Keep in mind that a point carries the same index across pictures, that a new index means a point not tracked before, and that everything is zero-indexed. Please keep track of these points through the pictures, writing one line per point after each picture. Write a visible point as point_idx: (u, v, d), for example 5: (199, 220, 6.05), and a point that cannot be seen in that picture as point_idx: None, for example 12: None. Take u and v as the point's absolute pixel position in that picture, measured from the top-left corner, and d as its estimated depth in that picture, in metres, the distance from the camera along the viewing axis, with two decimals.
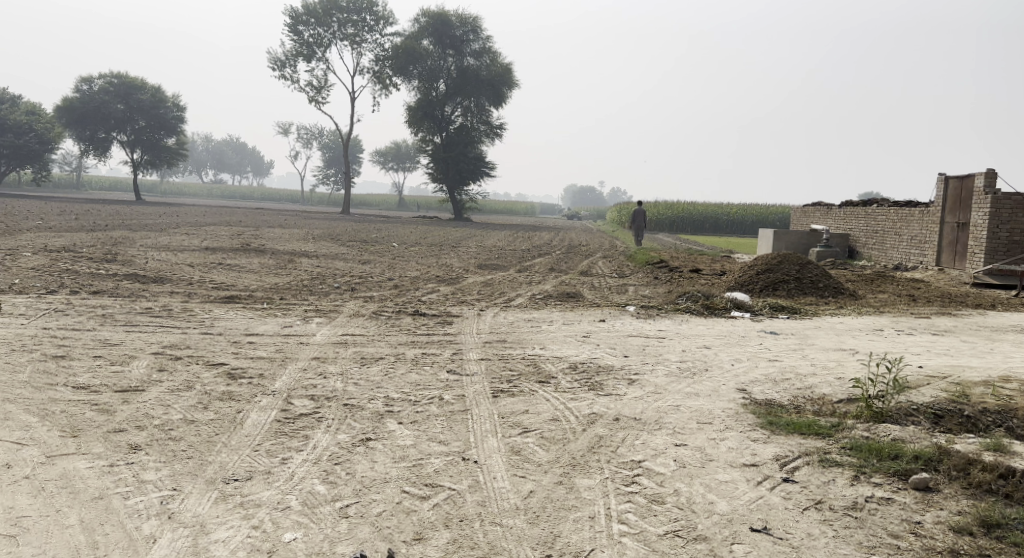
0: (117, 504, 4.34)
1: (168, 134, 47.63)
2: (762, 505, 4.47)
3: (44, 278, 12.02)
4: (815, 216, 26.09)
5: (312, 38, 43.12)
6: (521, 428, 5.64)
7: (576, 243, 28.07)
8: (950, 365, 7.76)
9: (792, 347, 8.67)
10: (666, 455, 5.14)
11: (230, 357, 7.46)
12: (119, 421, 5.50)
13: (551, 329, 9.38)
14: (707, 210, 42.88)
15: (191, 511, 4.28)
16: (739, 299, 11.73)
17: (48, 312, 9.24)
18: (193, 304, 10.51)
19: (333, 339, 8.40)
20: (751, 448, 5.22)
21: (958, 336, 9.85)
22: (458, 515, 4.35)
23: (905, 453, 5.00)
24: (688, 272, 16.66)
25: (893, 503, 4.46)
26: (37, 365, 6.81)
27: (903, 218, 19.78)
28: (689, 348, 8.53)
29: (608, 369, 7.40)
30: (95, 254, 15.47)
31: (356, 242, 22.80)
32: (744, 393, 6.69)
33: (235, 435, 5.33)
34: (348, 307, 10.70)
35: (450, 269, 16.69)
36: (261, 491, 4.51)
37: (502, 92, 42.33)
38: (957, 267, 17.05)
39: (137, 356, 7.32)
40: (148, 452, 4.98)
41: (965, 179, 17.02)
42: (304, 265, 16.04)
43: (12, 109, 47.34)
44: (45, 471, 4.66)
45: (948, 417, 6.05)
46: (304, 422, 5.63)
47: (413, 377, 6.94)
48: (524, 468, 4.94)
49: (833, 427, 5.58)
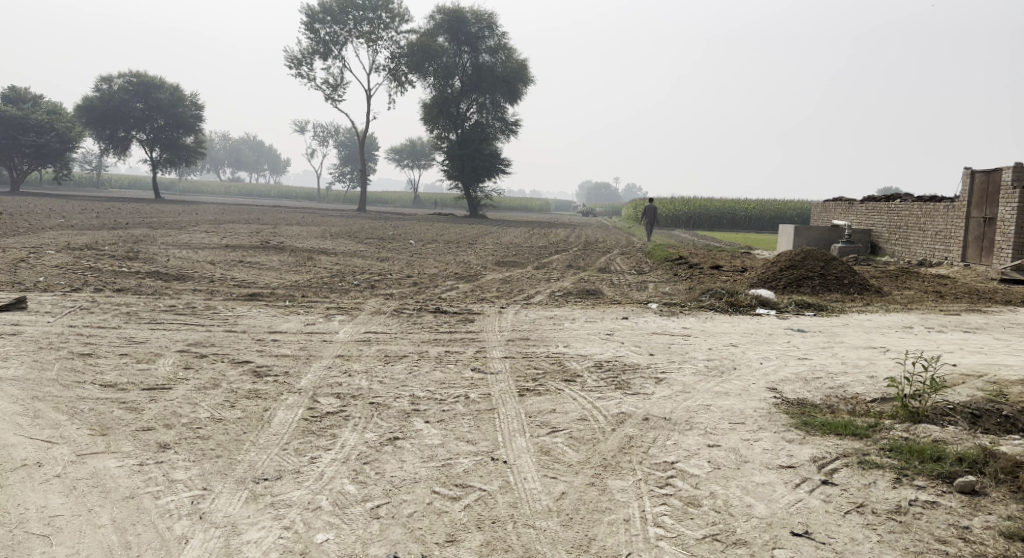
0: (148, 503, 4.31)
1: (185, 133, 47.85)
2: (802, 508, 4.37)
3: (68, 276, 12.04)
4: (836, 211, 25.79)
5: (329, 35, 43.30)
6: (550, 428, 5.56)
7: (594, 239, 27.92)
8: (985, 363, 7.60)
9: (821, 345, 8.54)
10: (700, 456, 5.04)
11: (255, 355, 7.43)
12: (147, 420, 5.47)
13: (574, 326, 9.30)
14: (724, 207, 42.57)
15: (223, 512, 4.24)
16: (764, 295, 11.58)
17: (74, 309, 9.27)
18: (215, 301, 10.53)
19: (356, 337, 8.35)
20: (787, 449, 5.12)
21: (991, 334, 9.65)
22: (491, 517, 4.28)
23: (947, 455, 4.88)
24: (709, 269, 16.47)
25: (938, 506, 4.35)
26: (65, 364, 6.82)
27: (927, 213, 19.48)
28: (716, 346, 8.41)
29: (634, 367, 7.31)
30: (117, 252, 15.56)
31: (374, 238, 22.81)
32: (775, 392, 6.58)
33: (263, 433, 5.30)
34: (369, 304, 10.66)
35: (468, 266, 16.59)
36: (291, 491, 4.48)
37: (517, 88, 42.27)
38: (984, 262, 16.77)
39: (163, 354, 7.31)
40: (176, 450, 4.96)
41: (993, 172, 16.72)
42: (322, 262, 16.04)
43: (33, 109, 47.71)
44: (75, 470, 4.65)
45: (987, 416, 5.91)
46: (331, 421, 5.58)
47: (437, 375, 6.89)
48: (554, 468, 4.87)
49: (869, 428, 5.47)
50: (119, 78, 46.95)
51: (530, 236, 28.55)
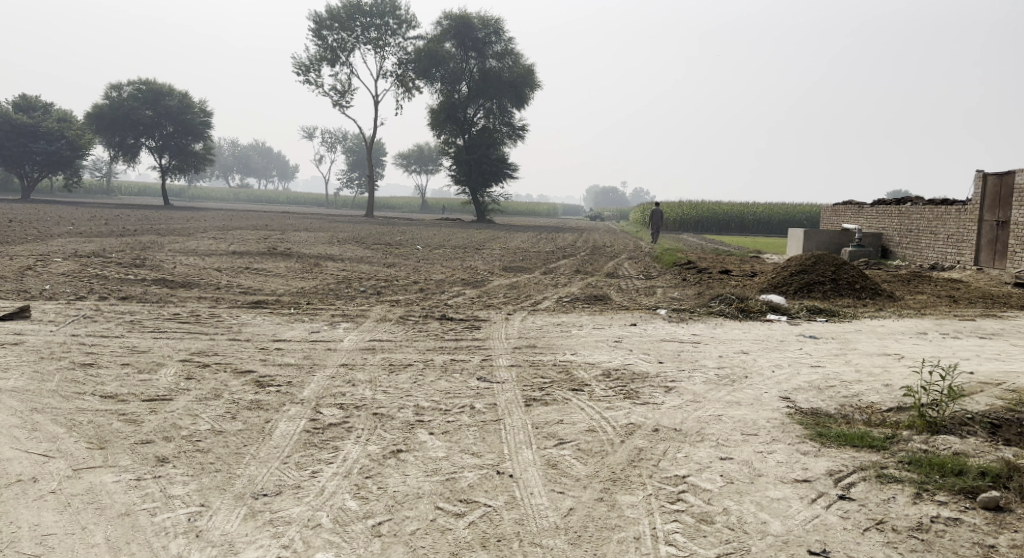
0: (143, 521, 4.20)
1: (195, 139, 48.03)
2: (820, 525, 4.22)
3: (74, 285, 11.96)
4: (846, 215, 25.59)
5: (336, 42, 43.35)
6: (557, 440, 5.43)
7: (602, 243, 27.82)
8: (1004, 371, 7.42)
9: (834, 352, 8.38)
10: (712, 470, 4.89)
11: (259, 364, 7.33)
12: (146, 433, 5.36)
13: (582, 334, 9.15)
14: (732, 210, 42.40)
15: (220, 530, 4.13)
16: (774, 301, 11.40)
17: (77, 318, 9.19)
18: (220, 309, 10.41)
19: (361, 345, 8.23)
20: (803, 462, 4.97)
21: (1007, 340, 9.47)
22: (496, 535, 4.15)
23: (969, 469, 4.71)
24: (718, 274, 16.25)
25: (961, 524, 4.19)
26: (66, 374, 6.72)
27: (939, 217, 19.25)
28: (727, 353, 8.25)
29: (644, 375, 7.16)
30: (124, 259, 15.47)
31: (381, 244, 22.70)
32: (788, 401, 6.43)
33: (264, 446, 5.18)
34: (374, 312, 10.53)
35: (475, 272, 16.48)
36: (291, 507, 4.36)
37: (524, 93, 42.23)
38: (997, 266, 16.54)
39: (165, 364, 7.22)
40: (174, 464, 4.84)
41: (1006, 175, 16.50)
42: (329, 269, 15.94)
43: (44, 116, 47.95)
44: (70, 485, 4.54)
45: (1007, 426, 5.74)
46: (333, 433, 5.46)
47: (443, 384, 6.77)
48: (562, 483, 4.73)
49: (886, 439, 5.31)
50: (129, 85, 47.04)
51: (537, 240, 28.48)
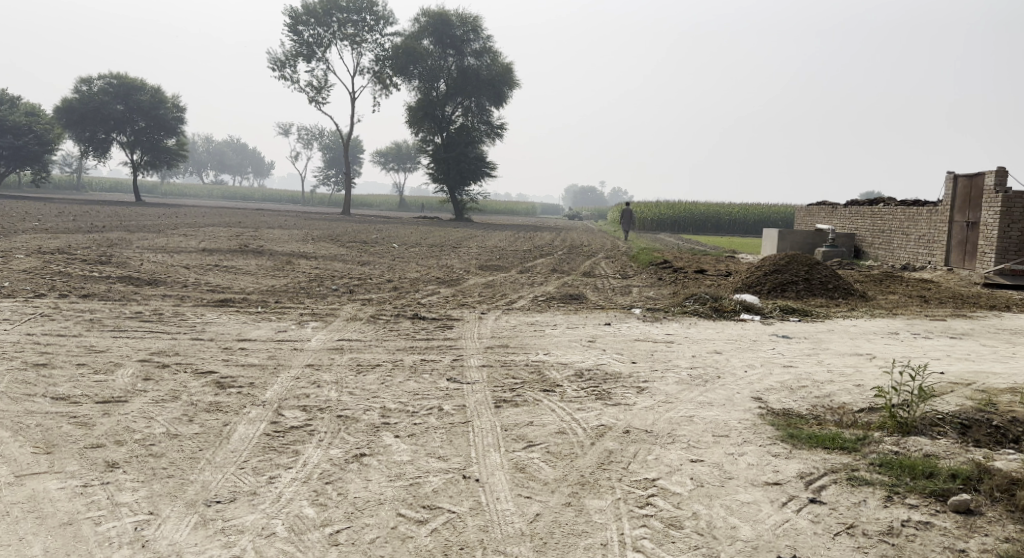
0: (87, 531, 4.00)
1: (167, 134, 47.19)
2: (789, 530, 4.13)
3: (35, 281, 11.64)
4: (820, 215, 25.79)
5: (312, 37, 42.85)
6: (526, 442, 5.29)
7: (579, 242, 27.77)
8: (974, 371, 7.42)
9: (806, 352, 8.36)
10: (682, 473, 4.79)
11: (221, 364, 7.12)
12: (97, 437, 5.14)
13: (555, 333, 9.05)
14: (709, 210, 42.62)
15: (168, 539, 3.95)
16: (748, 301, 11.35)
17: (34, 316, 8.90)
18: (185, 307, 10.17)
19: (329, 345, 8.05)
20: (773, 464, 4.89)
21: (976, 340, 9.52)
22: (459, 542, 4.01)
23: (940, 471, 4.66)
24: (693, 273, 16.25)
25: (932, 527, 4.12)
26: (17, 375, 6.45)
27: (910, 218, 19.40)
28: (701, 353, 8.19)
29: (616, 376, 7.05)
30: (90, 255, 15.15)
31: (356, 242, 22.46)
32: (760, 401, 6.36)
33: (220, 450, 4.98)
34: (345, 310, 10.36)
35: (450, 270, 16.29)
36: (244, 515, 4.18)
37: (502, 91, 42.05)
38: (967, 266, 16.67)
39: (123, 364, 6.97)
40: (125, 469, 4.64)
41: (976, 176, 16.62)
42: (301, 267, 15.69)
43: (10, 109, 46.86)
44: (12, 493, 4.33)
45: (977, 427, 5.71)
46: (295, 436, 5.28)
47: (411, 385, 6.61)
48: (529, 487, 4.60)
49: (858, 441, 5.25)
50: (99, 79, 46.20)
51: (513, 239, 28.46)
